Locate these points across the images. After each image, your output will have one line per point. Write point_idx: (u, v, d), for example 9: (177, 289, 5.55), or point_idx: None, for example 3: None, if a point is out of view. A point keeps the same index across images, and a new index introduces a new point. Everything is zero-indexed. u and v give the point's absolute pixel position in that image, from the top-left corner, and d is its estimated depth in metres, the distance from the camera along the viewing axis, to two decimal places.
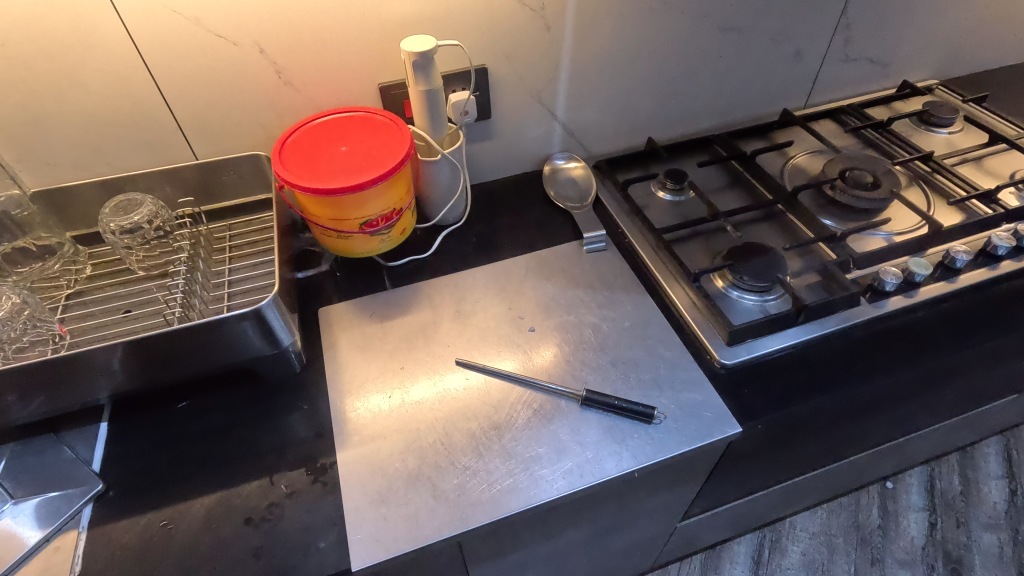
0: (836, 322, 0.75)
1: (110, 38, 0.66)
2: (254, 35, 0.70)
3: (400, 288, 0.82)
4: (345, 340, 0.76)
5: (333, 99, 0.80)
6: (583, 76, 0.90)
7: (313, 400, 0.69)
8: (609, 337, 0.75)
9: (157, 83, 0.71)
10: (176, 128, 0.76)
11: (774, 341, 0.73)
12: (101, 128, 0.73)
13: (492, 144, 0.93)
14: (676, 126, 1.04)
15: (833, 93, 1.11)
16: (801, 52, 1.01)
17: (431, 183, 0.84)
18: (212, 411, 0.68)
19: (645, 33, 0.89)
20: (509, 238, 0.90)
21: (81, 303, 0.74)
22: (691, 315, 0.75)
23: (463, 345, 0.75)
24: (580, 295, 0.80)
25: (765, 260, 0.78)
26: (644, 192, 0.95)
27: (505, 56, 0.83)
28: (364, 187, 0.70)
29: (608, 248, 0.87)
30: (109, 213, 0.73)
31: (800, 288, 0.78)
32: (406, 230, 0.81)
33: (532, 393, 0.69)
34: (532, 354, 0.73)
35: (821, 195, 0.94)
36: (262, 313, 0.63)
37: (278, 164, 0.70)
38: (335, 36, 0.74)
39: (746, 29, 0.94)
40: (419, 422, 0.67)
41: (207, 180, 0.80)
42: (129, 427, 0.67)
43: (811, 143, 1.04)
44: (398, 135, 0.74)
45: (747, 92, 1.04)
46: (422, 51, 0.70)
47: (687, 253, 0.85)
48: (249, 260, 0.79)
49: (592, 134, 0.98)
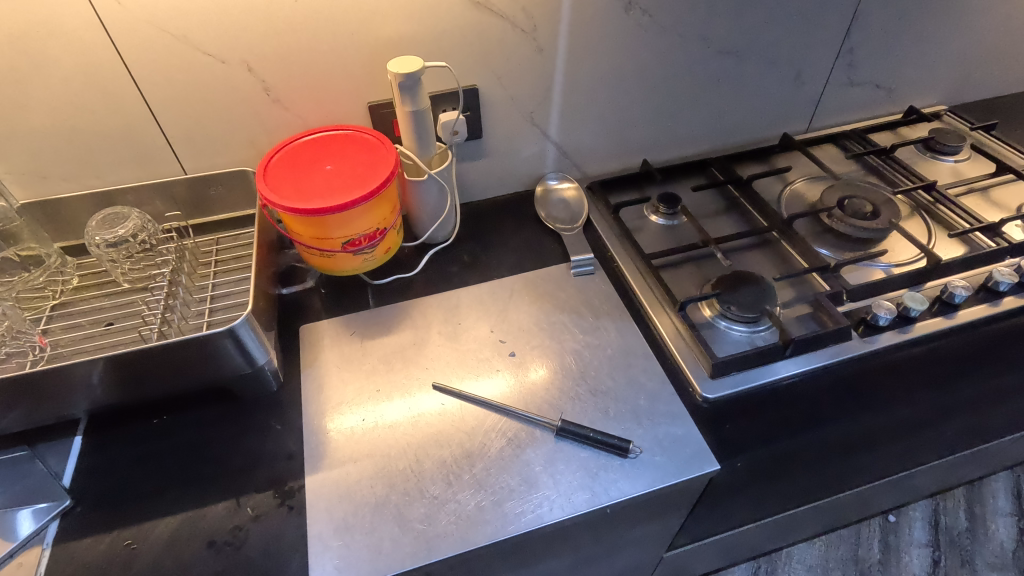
0: (825, 357, 0.72)
1: (99, 56, 0.67)
2: (242, 53, 0.71)
3: (384, 307, 0.82)
4: (324, 359, 0.76)
5: (322, 117, 0.80)
6: (577, 97, 0.89)
7: (287, 420, 0.69)
8: (591, 365, 0.74)
9: (145, 98, 0.72)
10: (165, 143, 0.76)
11: (759, 375, 0.71)
12: (90, 142, 0.73)
13: (484, 163, 0.93)
14: (673, 148, 1.03)
15: (836, 117, 1.09)
16: (803, 76, 1.00)
17: (419, 203, 0.84)
18: (185, 427, 0.68)
19: (641, 56, 0.88)
20: (498, 259, 0.89)
21: (65, 314, 0.74)
22: (675, 345, 0.74)
23: (442, 368, 0.74)
24: (564, 320, 0.79)
25: (755, 290, 0.77)
26: (637, 215, 0.94)
27: (497, 77, 0.83)
28: (347, 206, 0.69)
29: (597, 272, 0.86)
30: (95, 226, 0.74)
31: (790, 320, 0.76)
32: (391, 250, 0.81)
33: (507, 421, 0.68)
34: (524, 371, 0.73)
35: (818, 223, 0.92)
36: (236, 333, 0.63)
37: (261, 182, 0.70)
38: (324, 55, 0.74)
39: (745, 53, 0.93)
40: (390, 447, 0.66)
41: (195, 194, 0.81)
42: (103, 441, 0.67)
43: (812, 168, 1.02)
44: (384, 155, 0.74)
45: (746, 115, 1.02)
46: (409, 73, 0.70)
47: (676, 280, 0.83)
48: (234, 275, 0.79)
49: (586, 154, 0.97)
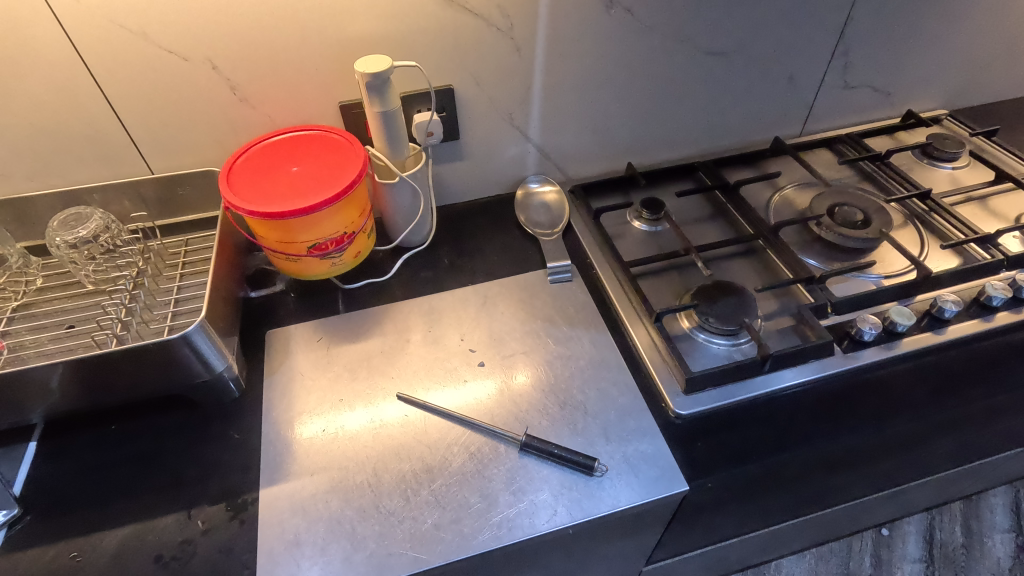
0: (806, 373, 0.69)
1: (56, 53, 0.65)
2: (205, 51, 0.69)
3: (354, 313, 0.80)
4: (288, 365, 0.74)
5: (292, 117, 0.78)
6: (558, 99, 0.87)
7: (246, 430, 0.67)
8: (561, 377, 0.71)
9: (106, 96, 0.70)
10: (129, 142, 0.74)
11: (736, 392, 0.68)
12: (52, 140, 0.72)
13: (462, 165, 0.90)
14: (660, 151, 1.00)
15: (831, 121, 1.06)
16: (795, 78, 0.96)
17: (391, 206, 0.81)
18: (141, 435, 0.66)
19: (624, 56, 0.85)
20: (474, 264, 0.86)
21: (27, 316, 0.73)
22: (650, 357, 0.71)
23: (409, 378, 0.72)
24: (537, 329, 0.77)
25: (735, 302, 0.74)
26: (619, 220, 0.91)
27: (473, 77, 0.81)
28: (311, 210, 0.67)
29: (574, 279, 0.83)
30: (57, 227, 0.72)
31: (771, 334, 0.74)
32: (361, 254, 0.79)
33: (472, 435, 0.66)
34: (509, 378, 0.71)
35: (807, 231, 0.88)
36: (192, 342, 0.60)
37: (224, 185, 0.68)
38: (291, 54, 0.72)
39: (734, 54, 0.90)
40: (349, 460, 0.64)
41: (162, 194, 0.79)
42: (57, 447, 0.65)
43: (803, 174, 0.98)
44: (352, 157, 0.72)
45: (736, 117, 0.99)
46: (376, 73, 0.67)
47: (655, 289, 0.81)
48: (200, 277, 0.77)
49: (569, 157, 0.95)
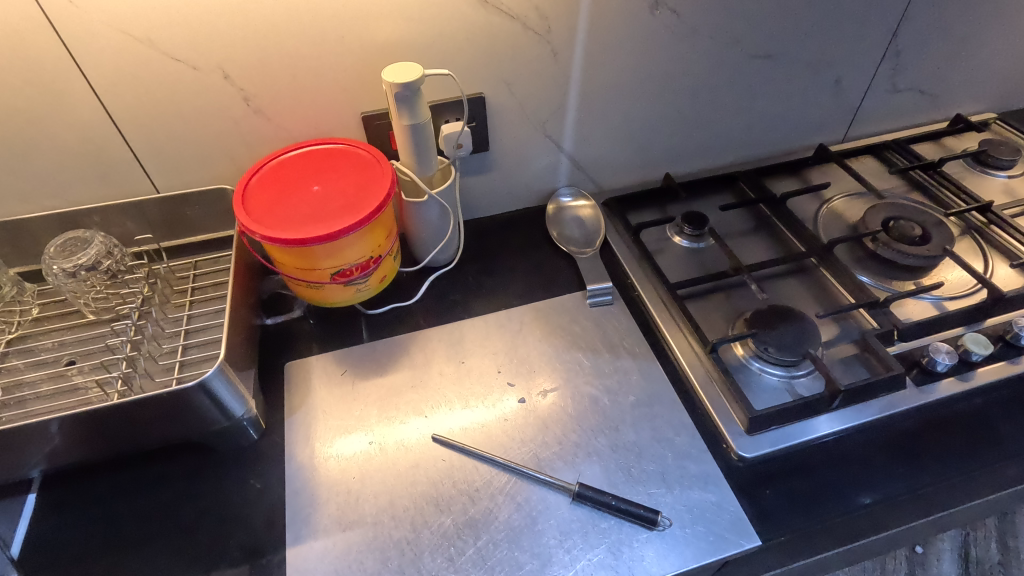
0: (877, 409, 0.63)
1: (50, 62, 0.58)
2: (216, 59, 0.62)
3: (379, 341, 0.74)
4: (311, 402, 0.68)
5: (311, 129, 0.71)
6: (594, 106, 0.80)
7: (268, 478, 0.61)
8: (610, 414, 0.65)
9: (107, 109, 0.63)
10: (132, 158, 0.68)
11: (802, 431, 0.62)
12: (47, 158, 0.65)
13: (491, 178, 0.84)
14: (698, 159, 0.94)
15: (875, 126, 1.00)
16: (842, 81, 0.90)
17: (418, 225, 0.75)
18: (152, 486, 0.60)
19: (666, 60, 0.79)
20: (506, 285, 0.80)
21: (22, 350, 0.66)
22: (706, 392, 0.65)
23: (443, 416, 0.66)
24: (580, 360, 0.71)
25: (794, 330, 0.68)
26: (658, 236, 0.85)
27: (506, 84, 0.74)
28: (337, 235, 0.61)
29: (615, 302, 0.77)
30: (53, 254, 0.65)
31: (834, 364, 0.68)
32: (387, 278, 0.72)
33: (517, 484, 0.60)
34: (532, 392, 0.68)
35: (860, 247, 0.82)
36: (208, 386, 0.54)
37: (239, 208, 0.62)
38: (311, 61, 0.65)
39: (781, 56, 0.84)
40: (383, 513, 0.58)
41: (169, 214, 0.72)
42: (59, 499, 0.59)
43: (850, 184, 0.93)
44: (378, 175, 0.66)
45: (778, 123, 0.93)
46: (406, 83, 0.61)
47: (704, 313, 0.75)
48: (212, 305, 0.71)
49: (603, 168, 0.89)
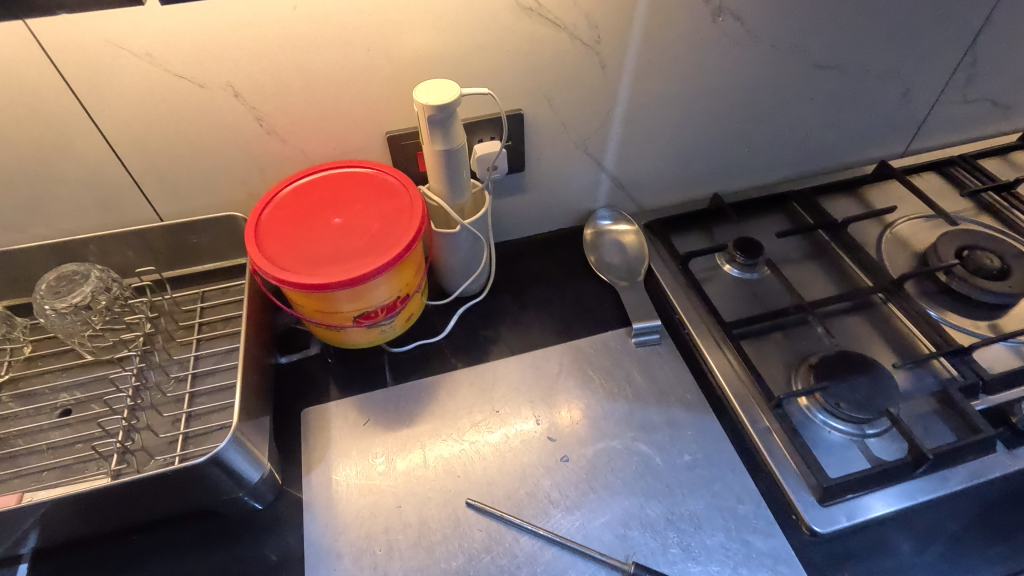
0: (964, 478, 0.57)
1: (36, 80, 0.51)
2: (225, 75, 0.54)
3: (405, 384, 0.67)
4: (331, 456, 0.61)
5: (330, 150, 0.64)
6: (642, 122, 0.72)
7: (286, 548, 0.55)
8: (663, 475, 0.59)
9: (102, 132, 0.56)
10: (131, 184, 0.61)
11: (881, 503, 0.55)
12: (35, 184, 0.58)
13: (524, 198, 0.77)
14: (748, 176, 0.86)
15: (939, 139, 0.92)
16: (910, 92, 0.82)
17: (448, 255, 0.68)
18: (158, 556, 0.54)
19: (723, 72, 0.71)
20: (541, 319, 0.74)
21: (13, 397, 0.59)
22: (771, 453, 0.59)
23: (478, 474, 0.60)
24: (627, 410, 0.64)
25: (869, 382, 0.61)
26: (707, 264, 0.78)
27: (548, 100, 0.66)
28: (364, 279, 0.54)
29: (663, 341, 0.71)
30: (46, 291, 0.58)
31: (913, 420, 0.61)
32: (414, 315, 0.66)
33: (563, 559, 0.54)
34: (553, 414, 0.64)
35: (931, 280, 0.75)
36: (223, 458, 0.49)
37: (252, 246, 0.55)
38: (332, 76, 0.57)
39: (848, 67, 0.75)
40: None
41: (173, 243, 0.65)
42: (56, 572, 0.54)
43: (914, 205, 0.85)
44: (407, 205, 0.58)
45: (837, 137, 0.85)
46: (443, 105, 0.53)
47: (762, 356, 0.68)
48: (220, 344, 0.64)
49: (645, 187, 0.81)
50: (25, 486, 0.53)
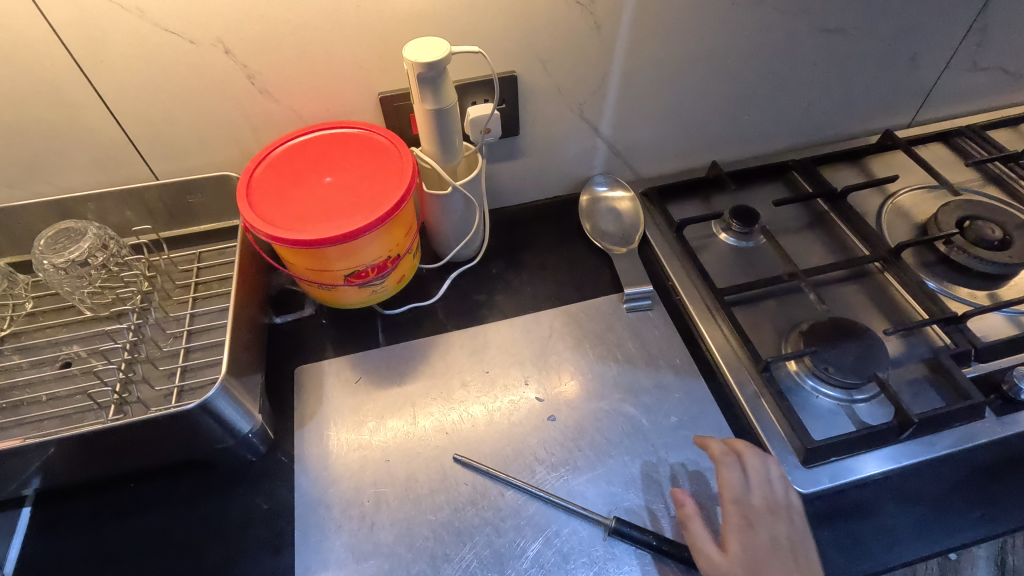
0: (950, 442, 0.57)
1: (28, 34, 0.51)
2: (216, 32, 0.55)
3: (398, 345, 0.68)
4: (323, 412, 0.63)
5: (323, 110, 0.64)
6: (638, 87, 0.71)
7: (277, 498, 0.57)
8: (648, 436, 0.60)
9: (96, 88, 0.56)
10: (127, 142, 0.61)
11: (865, 465, 0.56)
12: (33, 141, 0.59)
13: (519, 164, 0.77)
14: (748, 145, 0.85)
15: (947, 109, 0.89)
16: (917, 59, 0.80)
17: (440, 218, 0.68)
18: (154, 503, 0.56)
19: (723, 35, 0.69)
20: (535, 285, 0.74)
21: (16, 349, 0.61)
22: (757, 416, 0.59)
23: (466, 431, 0.61)
24: (615, 373, 0.65)
25: (859, 348, 0.61)
26: (702, 232, 0.78)
27: (541, 61, 0.66)
28: (354, 236, 0.54)
29: (654, 307, 0.71)
30: (44, 248, 0.59)
31: (901, 386, 0.61)
32: (406, 277, 0.67)
33: (546, 513, 0.55)
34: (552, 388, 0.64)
35: (930, 250, 0.74)
36: (212, 406, 0.51)
37: (243, 203, 0.55)
38: (322, 34, 0.57)
39: (853, 31, 0.74)
40: (400, 543, 0.54)
41: (170, 203, 0.66)
42: (58, 515, 0.56)
43: (918, 176, 0.83)
44: (398, 164, 0.59)
45: (840, 106, 0.83)
46: (432, 62, 0.53)
47: (753, 322, 0.68)
48: (215, 303, 0.65)
49: (643, 154, 0.80)
50: (27, 433, 0.55)
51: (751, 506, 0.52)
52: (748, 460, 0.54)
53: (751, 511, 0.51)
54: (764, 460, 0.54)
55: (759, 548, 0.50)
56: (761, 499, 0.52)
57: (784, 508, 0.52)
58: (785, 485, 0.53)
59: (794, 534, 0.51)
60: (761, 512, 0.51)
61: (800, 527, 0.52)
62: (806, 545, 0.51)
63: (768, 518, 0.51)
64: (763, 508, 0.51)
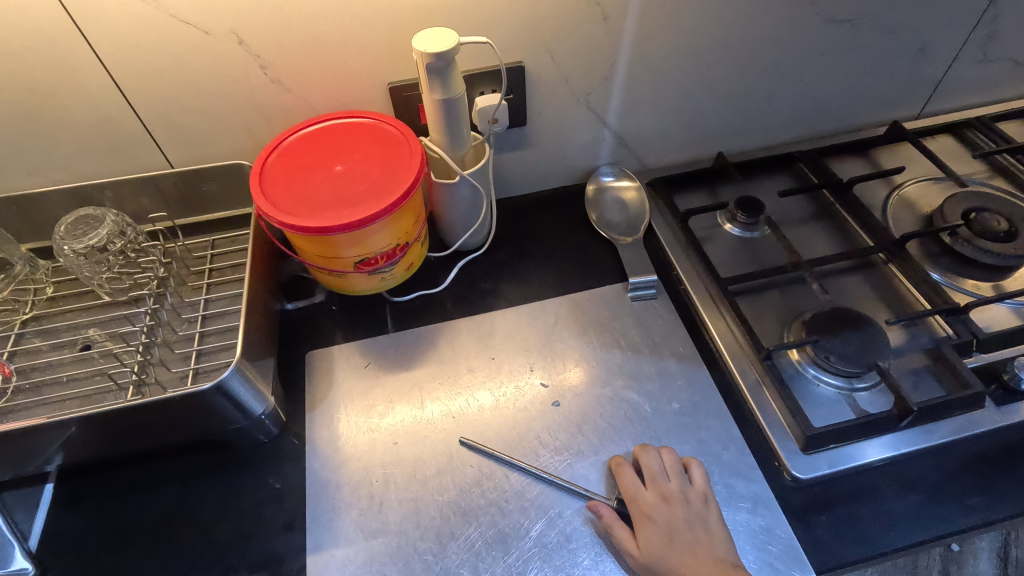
0: (949, 431, 0.57)
1: (48, 25, 0.52)
2: (230, 22, 0.56)
3: (406, 331, 0.69)
4: (334, 395, 0.64)
5: (333, 100, 0.65)
6: (645, 78, 0.72)
7: (289, 477, 0.59)
8: (650, 422, 0.61)
9: (113, 78, 0.58)
10: (143, 131, 0.63)
11: (864, 452, 0.57)
12: (53, 129, 0.60)
13: (527, 154, 0.77)
14: (754, 136, 0.85)
15: (956, 100, 0.89)
16: (926, 50, 0.80)
17: (449, 207, 0.69)
18: (171, 481, 0.58)
19: (730, 25, 0.70)
20: (541, 274, 0.75)
21: (37, 332, 0.63)
22: (758, 403, 0.60)
23: (471, 416, 0.62)
24: (618, 360, 0.66)
25: (860, 337, 0.61)
26: (707, 222, 0.78)
27: (548, 52, 0.66)
28: (363, 223, 0.56)
29: (659, 296, 0.72)
30: (64, 233, 0.61)
31: (902, 376, 0.61)
32: (414, 265, 0.68)
33: (549, 495, 0.57)
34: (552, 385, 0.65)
35: (935, 242, 0.74)
36: (227, 387, 0.52)
37: (256, 191, 0.57)
38: (333, 24, 0.58)
39: (861, 22, 0.74)
40: (407, 522, 0.55)
41: (185, 191, 0.68)
42: (79, 492, 0.58)
43: (924, 168, 0.83)
44: (407, 153, 0.60)
45: (848, 97, 0.83)
46: (441, 53, 0.54)
47: (756, 312, 0.68)
48: (229, 289, 0.66)
49: (649, 144, 0.81)
50: (50, 413, 0.57)
51: (645, 501, 0.54)
52: (642, 458, 0.57)
53: (644, 506, 0.54)
54: (657, 453, 0.57)
55: (658, 537, 0.52)
56: (654, 492, 0.54)
57: (679, 496, 0.54)
58: (680, 473, 0.56)
59: (691, 518, 0.53)
60: (655, 504, 0.54)
61: (701, 508, 0.53)
62: (708, 522, 0.53)
63: (665, 507, 0.53)
64: (656, 500, 0.54)
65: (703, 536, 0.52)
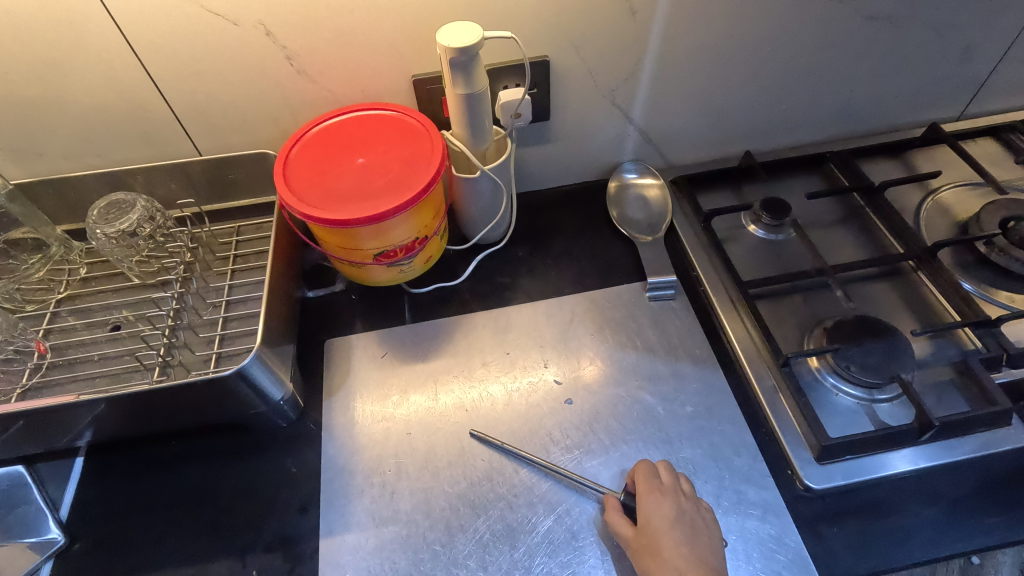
0: (972, 447, 0.56)
1: (84, 14, 0.54)
2: (259, 14, 0.56)
3: (423, 323, 0.70)
4: (350, 383, 0.65)
5: (358, 92, 0.66)
6: (672, 74, 0.71)
7: (305, 462, 0.60)
8: (662, 424, 0.61)
9: (145, 67, 0.59)
10: (173, 119, 0.64)
11: (882, 466, 0.55)
12: (88, 116, 0.62)
13: (549, 149, 0.77)
14: (784, 135, 0.83)
15: (1001, 102, 0.85)
16: (971, 49, 0.76)
17: (469, 201, 0.69)
18: (193, 460, 0.60)
19: (764, 21, 0.67)
20: (558, 270, 0.75)
21: (71, 312, 0.65)
22: (773, 410, 0.59)
23: (484, 410, 0.63)
24: (633, 360, 0.66)
25: (883, 347, 0.60)
26: (731, 222, 0.77)
27: (574, 47, 0.66)
28: (383, 217, 0.56)
29: (677, 297, 0.71)
30: (96, 217, 0.62)
31: (925, 389, 0.60)
32: (433, 257, 0.68)
33: (558, 492, 0.57)
34: (573, 368, 0.66)
35: (969, 250, 0.71)
36: (247, 373, 0.54)
37: (279, 181, 0.58)
38: (358, 16, 0.58)
39: (902, 19, 0.71)
40: (417, 512, 0.56)
41: (212, 178, 0.69)
42: (107, 467, 0.61)
43: (962, 172, 0.80)
44: (428, 148, 0.60)
45: (884, 97, 0.81)
46: (464, 48, 0.54)
47: (776, 317, 0.67)
48: (252, 275, 0.68)
49: (674, 141, 0.79)
50: (81, 389, 0.59)
51: (659, 485, 0.54)
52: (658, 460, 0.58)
53: (657, 488, 0.54)
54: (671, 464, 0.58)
55: (661, 518, 0.52)
56: (668, 484, 0.55)
57: (689, 497, 0.54)
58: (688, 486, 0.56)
59: (696, 518, 0.53)
60: (667, 493, 0.54)
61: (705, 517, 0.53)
62: (710, 530, 0.52)
63: (674, 499, 0.53)
64: (670, 491, 0.54)
65: (701, 538, 0.52)
